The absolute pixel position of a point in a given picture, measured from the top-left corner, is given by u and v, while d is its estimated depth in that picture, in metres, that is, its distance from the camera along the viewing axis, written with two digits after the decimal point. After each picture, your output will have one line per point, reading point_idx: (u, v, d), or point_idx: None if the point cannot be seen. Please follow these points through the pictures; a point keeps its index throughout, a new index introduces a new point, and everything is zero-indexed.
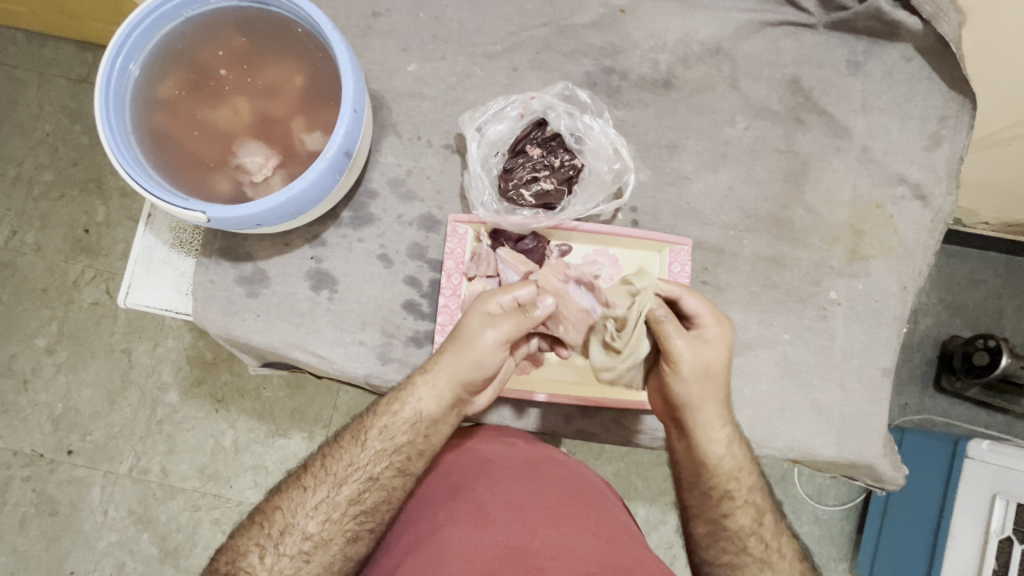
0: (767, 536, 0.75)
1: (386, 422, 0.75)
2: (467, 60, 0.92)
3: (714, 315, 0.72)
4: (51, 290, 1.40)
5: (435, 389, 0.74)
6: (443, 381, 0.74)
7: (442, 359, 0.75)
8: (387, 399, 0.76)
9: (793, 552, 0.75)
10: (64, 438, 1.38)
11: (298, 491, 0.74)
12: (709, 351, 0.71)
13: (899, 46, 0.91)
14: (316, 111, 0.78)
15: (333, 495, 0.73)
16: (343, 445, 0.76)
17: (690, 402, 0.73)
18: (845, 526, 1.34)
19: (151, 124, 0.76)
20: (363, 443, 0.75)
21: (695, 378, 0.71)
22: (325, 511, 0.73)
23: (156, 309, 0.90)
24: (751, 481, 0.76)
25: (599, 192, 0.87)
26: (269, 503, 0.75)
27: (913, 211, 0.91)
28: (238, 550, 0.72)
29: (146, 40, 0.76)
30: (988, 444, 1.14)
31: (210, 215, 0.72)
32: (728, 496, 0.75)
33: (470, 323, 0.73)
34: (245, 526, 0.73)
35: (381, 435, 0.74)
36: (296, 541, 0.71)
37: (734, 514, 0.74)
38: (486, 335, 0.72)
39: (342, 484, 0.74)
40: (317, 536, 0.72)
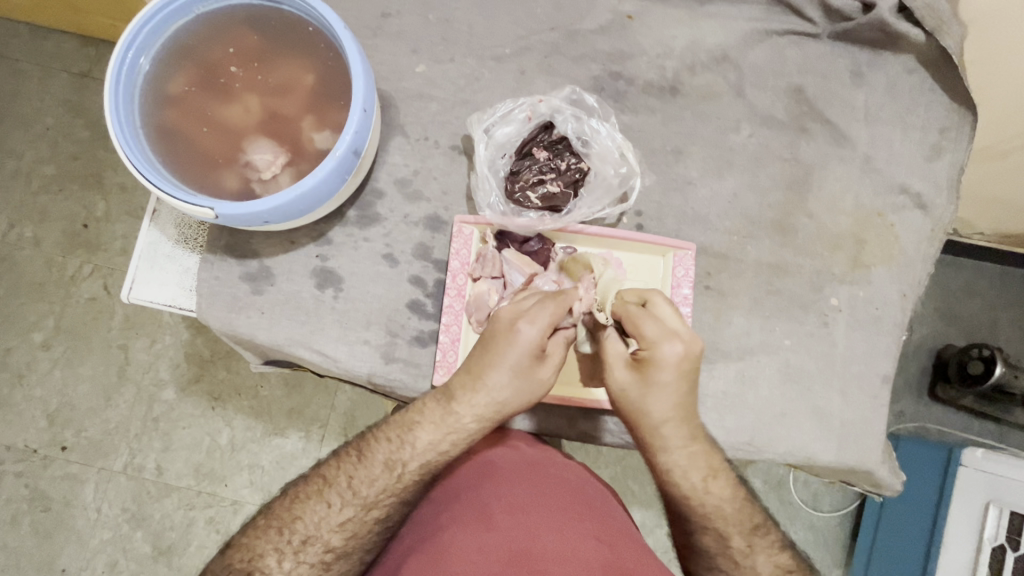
0: (739, 555, 0.73)
1: (429, 458, 0.75)
2: (475, 63, 0.93)
3: (664, 335, 0.69)
4: (49, 285, 1.40)
5: (486, 427, 0.75)
6: (492, 415, 0.74)
7: (495, 399, 0.73)
8: (429, 432, 0.75)
9: (770, 571, 0.72)
10: (59, 433, 1.37)
11: (321, 505, 0.74)
12: (647, 383, 0.70)
13: (902, 57, 0.93)
14: (325, 110, 0.78)
15: (361, 515, 0.74)
16: (373, 468, 0.75)
17: (640, 426, 0.73)
18: (838, 532, 1.35)
19: (161, 119, 0.76)
20: (398, 473, 0.75)
21: (633, 404, 0.71)
22: (351, 528, 0.74)
23: (159, 304, 0.90)
24: (709, 505, 0.74)
25: (605, 196, 0.88)
26: (286, 509, 0.74)
27: (914, 221, 0.92)
28: (254, 550, 0.71)
29: (157, 35, 0.76)
30: (983, 452, 1.16)
31: (219, 211, 0.72)
32: (686, 517, 0.74)
33: (525, 371, 0.72)
34: (261, 528, 0.72)
35: (421, 467, 0.76)
36: (317, 552, 0.72)
37: (697, 533, 0.74)
38: (546, 380, 0.73)
39: (372, 506, 0.74)
40: (340, 549, 0.73)
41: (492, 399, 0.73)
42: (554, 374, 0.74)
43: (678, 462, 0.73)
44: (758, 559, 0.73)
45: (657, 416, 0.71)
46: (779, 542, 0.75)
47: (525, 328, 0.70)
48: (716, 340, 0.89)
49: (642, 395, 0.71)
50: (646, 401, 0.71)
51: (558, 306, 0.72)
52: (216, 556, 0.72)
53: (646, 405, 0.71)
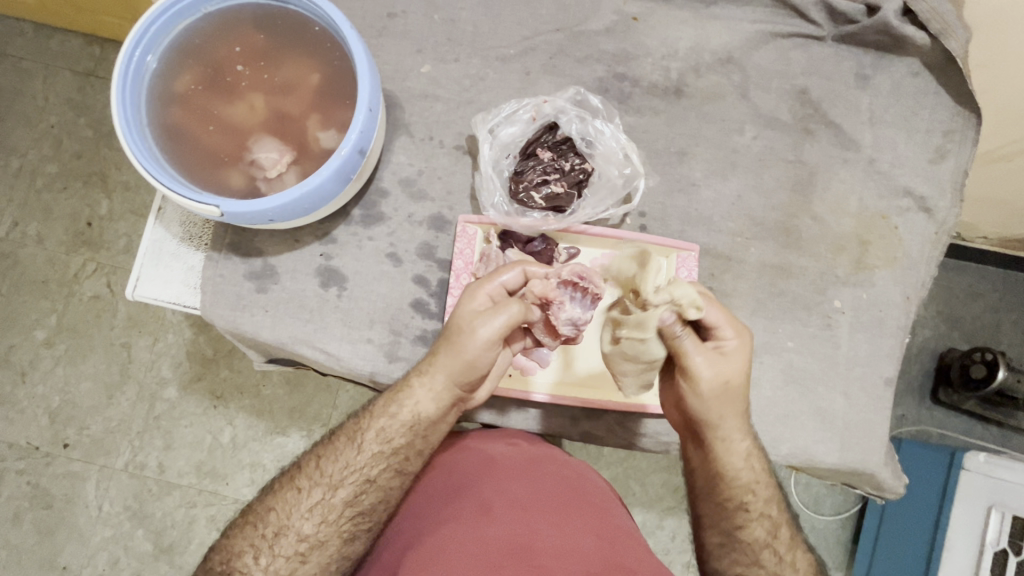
0: (783, 548, 0.76)
1: (383, 424, 0.74)
2: (480, 63, 0.93)
3: (733, 326, 0.70)
4: (52, 283, 1.40)
5: (432, 391, 0.73)
6: (436, 376, 0.73)
7: (438, 358, 0.73)
8: (381, 401, 0.75)
9: (806, 564, 0.76)
10: (60, 431, 1.37)
11: (291, 492, 0.74)
12: (728, 367, 0.69)
13: (906, 59, 0.93)
14: (331, 110, 0.78)
15: (328, 497, 0.73)
16: (336, 446, 0.75)
17: (719, 414, 0.72)
18: (839, 534, 1.35)
19: (166, 117, 0.76)
20: (357, 446, 0.74)
21: (715, 395, 0.70)
22: (320, 514, 0.73)
23: (163, 302, 0.90)
24: (766, 494, 0.76)
25: (609, 197, 0.88)
26: (262, 503, 0.75)
27: (918, 223, 0.92)
28: (232, 550, 0.72)
29: (163, 34, 0.76)
30: (985, 456, 1.15)
31: (224, 209, 0.72)
32: (742, 509, 0.75)
33: (460, 320, 0.71)
34: (239, 526, 0.74)
35: (378, 437, 0.74)
36: (292, 543, 0.72)
37: (751, 526, 0.75)
38: (477, 334, 0.69)
39: (337, 487, 0.74)
40: (313, 537, 0.72)
41: (434, 359, 0.73)
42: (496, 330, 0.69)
43: (746, 446, 0.75)
44: (796, 551, 0.76)
45: (737, 404, 0.72)
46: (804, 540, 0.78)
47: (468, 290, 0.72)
48: None
49: (728, 380, 0.70)
50: (728, 391, 0.71)
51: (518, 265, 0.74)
52: (202, 560, 0.75)
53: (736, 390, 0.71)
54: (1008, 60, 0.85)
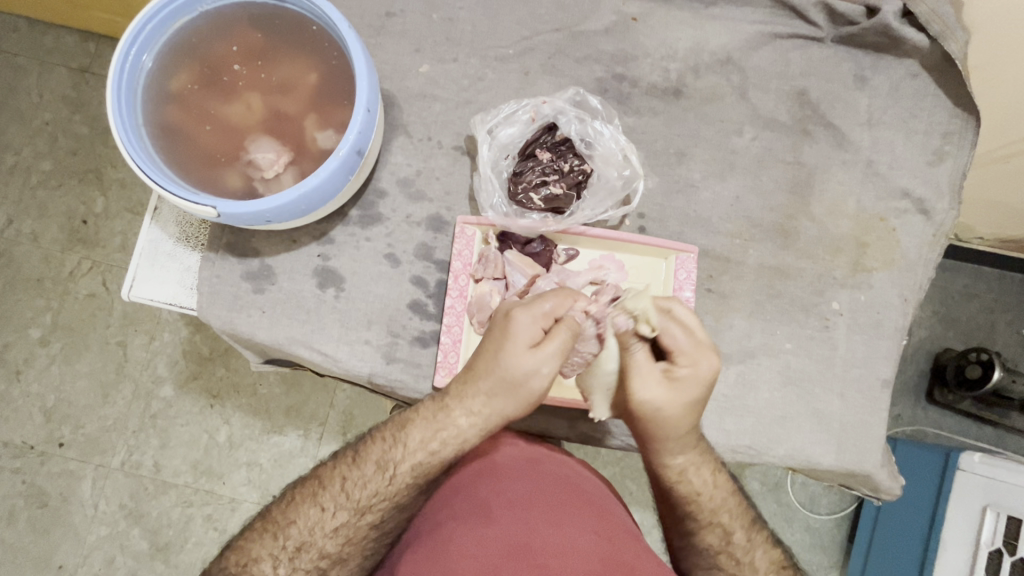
0: (740, 551, 0.74)
1: (421, 459, 0.74)
2: (479, 63, 0.93)
3: (692, 355, 0.69)
4: (47, 281, 1.39)
5: (479, 428, 0.74)
6: (481, 411, 0.73)
7: (486, 395, 0.73)
8: (421, 433, 0.75)
9: (769, 565, 0.74)
10: (56, 430, 1.36)
11: (315, 509, 0.73)
12: (664, 394, 0.69)
13: (905, 62, 0.93)
14: (329, 110, 0.78)
15: (356, 520, 0.73)
16: (366, 470, 0.75)
17: (655, 433, 0.72)
18: (835, 534, 1.35)
19: (162, 117, 0.76)
20: (391, 475, 0.74)
21: (652, 415, 0.70)
22: (347, 533, 0.73)
23: (159, 302, 0.89)
24: (715, 502, 0.75)
25: (608, 198, 0.88)
26: (281, 514, 0.73)
27: (916, 225, 0.92)
28: (247, 558, 0.70)
29: (160, 32, 0.76)
30: (980, 456, 1.16)
31: (220, 210, 0.72)
32: (690, 515, 0.75)
33: (520, 363, 0.70)
34: (255, 534, 0.72)
35: (414, 470, 0.75)
36: (311, 558, 0.72)
37: (702, 531, 0.75)
38: (541, 375, 0.70)
39: (366, 511, 0.74)
40: (336, 555, 0.73)
41: (483, 395, 0.73)
42: (550, 376, 0.71)
43: (686, 463, 0.74)
44: (755, 553, 0.74)
45: (681, 426, 0.71)
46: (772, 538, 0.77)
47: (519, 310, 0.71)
48: (717, 343, 0.89)
49: (663, 403, 0.69)
50: (669, 414, 0.70)
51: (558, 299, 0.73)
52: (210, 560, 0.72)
53: (671, 419, 0.70)
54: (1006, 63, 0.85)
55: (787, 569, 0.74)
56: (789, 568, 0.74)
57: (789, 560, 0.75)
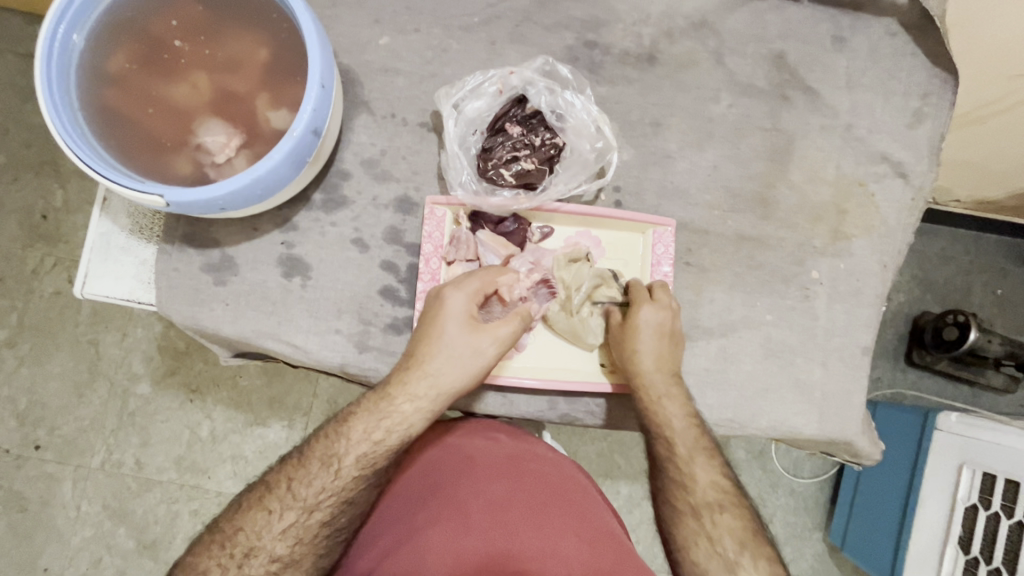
0: (713, 512, 0.74)
1: (365, 449, 0.72)
2: (442, 33, 0.88)
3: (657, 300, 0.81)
4: (8, 280, 1.33)
5: (427, 411, 0.74)
6: (429, 394, 0.74)
7: (431, 371, 0.74)
8: (364, 423, 0.73)
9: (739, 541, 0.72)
10: (30, 432, 1.32)
11: (262, 513, 0.70)
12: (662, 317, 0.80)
13: (884, 20, 0.90)
14: (281, 87, 0.73)
15: (304, 519, 0.70)
16: (311, 469, 0.72)
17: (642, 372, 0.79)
18: (818, 496, 1.40)
19: (101, 99, 0.70)
20: (335, 470, 0.72)
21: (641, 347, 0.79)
22: (295, 534, 0.70)
23: (117, 299, 0.85)
24: (709, 457, 0.77)
25: (581, 172, 0.85)
26: (229, 522, 0.70)
27: (896, 190, 0.91)
28: (196, 569, 0.67)
29: (90, 7, 0.70)
30: (956, 416, 1.16)
31: (169, 199, 0.67)
32: (673, 461, 0.78)
33: (466, 339, 0.74)
34: (203, 545, 0.68)
35: (358, 462, 0.72)
36: (262, 564, 0.68)
37: (683, 483, 0.76)
38: (488, 352, 0.74)
39: (313, 509, 0.70)
40: (286, 558, 0.69)
41: (431, 378, 0.74)
42: (496, 347, 0.75)
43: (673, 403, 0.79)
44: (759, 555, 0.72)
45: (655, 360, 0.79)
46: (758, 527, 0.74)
47: (451, 296, 0.75)
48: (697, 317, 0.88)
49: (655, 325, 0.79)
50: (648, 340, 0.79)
51: (486, 276, 0.77)
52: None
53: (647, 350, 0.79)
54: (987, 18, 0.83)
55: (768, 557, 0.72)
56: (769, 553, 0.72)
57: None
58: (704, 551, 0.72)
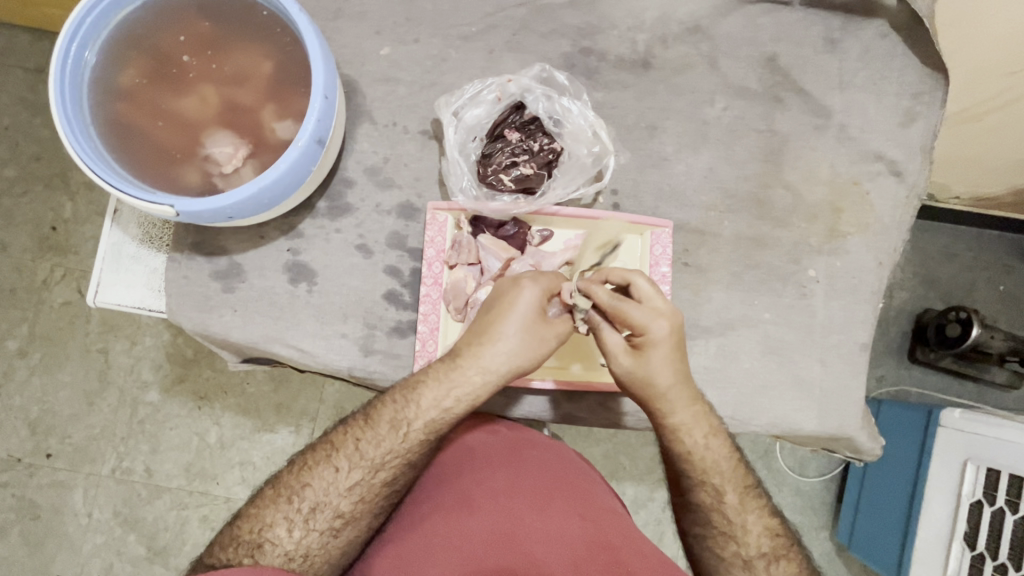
0: (732, 511, 0.76)
1: (434, 416, 0.72)
2: (441, 43, 0.90)
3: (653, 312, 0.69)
4: (20, 291, 1.35)
5: (497, 386, 0.73)
6: (501, 369, 0.72)
7: (506, 351, 0.71)
8: (434, 392, 0.72)
9: (761, 529, 0.75)
10: (42, 441, 1.34)
11: (329, 470, 0.72)
12: (650, 360, 0.71)
13: (874, 22, 0.92)
14: (286, 98, 0.75)
15: (368, 478, 0.73)
16: (379, 431, 0.73)
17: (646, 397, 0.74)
18: (824, 495, 1.41)
19: (112, 114, 0.73)
20: (404, 434, 0.73)
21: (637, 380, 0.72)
22: (359, 492, 0.72)
23: (127, 308, 0.87)
24: (726, 466, 0.76)
25: (579, 176, 0.86)
26: (295, 477, 0.73)
27: (890, 188, 0.92)
28: (262, 522, 0.70)
29: (102, 25, 0.72)
30: (960, 411, 1.16)
31: (179, 209, 0.69)
32: (688, 473, 0.76)
33: (540, 327, 0.72)
34: (267, 500, 0.72)
35: (426, 429, 0.73)
36: (327, 518, 0.71)
37: (696, 489, 0.76)
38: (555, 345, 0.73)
39: (378, 469, 0.73)
40: (349, 514, 0.72)
41: (499, 353, 0.71)
42: (559, 340, 0.73)
43: (683, 419, 0.74)
44: (749, 518, 0.76)
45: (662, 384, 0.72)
46: (768, 508, 0.78)
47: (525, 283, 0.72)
48: (696, 316, 0.89)
49: (653, 373, 0.71)
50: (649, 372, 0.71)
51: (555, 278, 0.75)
52: (224, 529, 0.72)
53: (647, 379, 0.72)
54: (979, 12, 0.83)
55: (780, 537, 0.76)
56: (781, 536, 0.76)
57: (783, 530, 0.77)
58: (732, 554, 0.75)
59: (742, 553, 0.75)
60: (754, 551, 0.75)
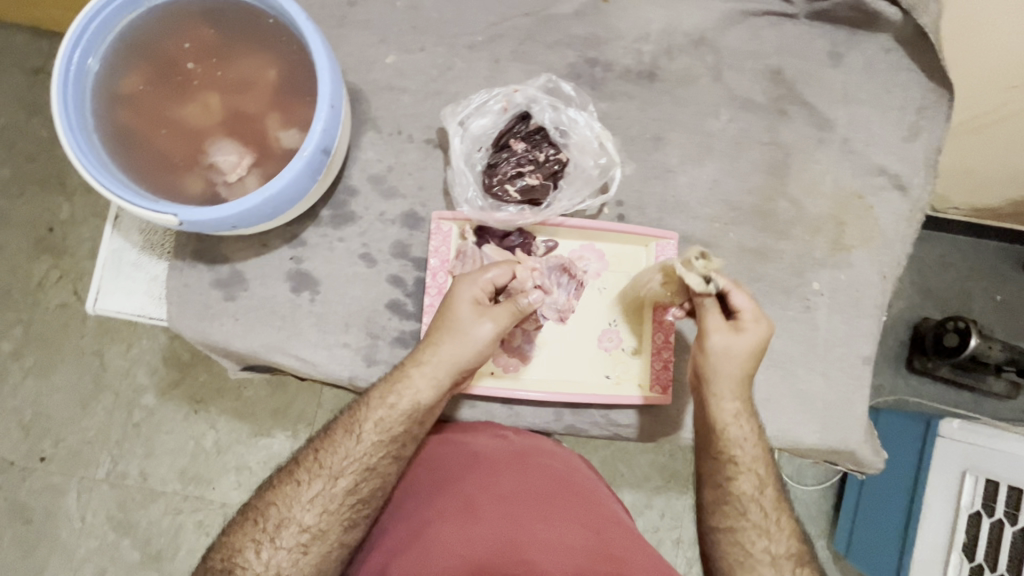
0: (768, 507, 0.76)
1: (381, 414, 0.75)
2: (447, 52, 0.90)
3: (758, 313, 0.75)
4: (15, 293, 1.34)
5: (434, 381, 0.75)
6: (439, 368, 0.75)
7: (437, 348, 0.76)
8: (379, 392, 0.75)
9: (790, 529, 0.76)
10: (35, 445, 1.33)
11: (291, 485, 0.73)
12: (742, 343, 0.74)
13: (879, 36, 0.92)
14: (292, 107, 0.74)
15: (329, 488, 0.73)
16: (335, 438, 0.75)
17: (718, 373, 0.76)
18: (821, 504, 1.39)
19: (115, 121, 0.72)
20: (357, 436, 0.74)
21: (722, 354, 0.74)
22: (322, 503, 0.72)
23: (126, 314, 0.86)
24: (770, 467, 0.77)
25: (584, 187, 0.86)
26: (261, 498, 0.73)
27: (893, 202, 0.92)
28: (232, 547, 0.70)
29: (105, 31, 0.72)
30: (959, 423, 1.17)
31: (183, 218, 0.68)
32: (731, 460, 0.76)
33: (468, 318, 0.75)
34: (238, 524, 0.72)
35: (376, 426, 0.74)
36: (293, 534, 0.71)
37: (738, 479, 0.76)
38: (485, 330, 0.75)
39: (338, 476, 0.73)
40: (315, 528, 0.71)
41: (437, 350, 0.76)
42: (496, 327, 0.75)
43: (737, 406, 0.76)
44: (782, 515, 0.76)
45: (739, 369, 0.75)
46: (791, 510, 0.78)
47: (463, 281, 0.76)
48: None
49: (736, 353, 0.74)
50: (734, 354, 0.74)
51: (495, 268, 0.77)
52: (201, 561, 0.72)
53: (730, 359, 0.74)
54: (996, 19, 0.83)
55: (802, 538, 0.76)
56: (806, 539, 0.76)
57: (805, 532, 0.77)
58: (761, 548, 0.74)
59: (772, 549, 0.74)
60: (782, 549, 0.74)
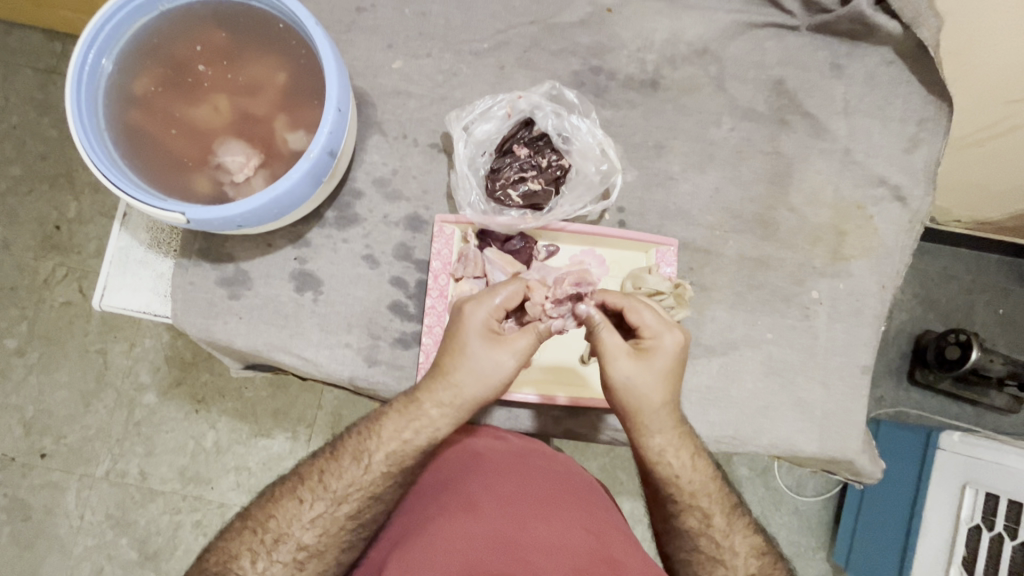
0: (720, 535, 0.75)
1: (394, 447, 0.73)
2: (453, 58, 0.91)
3: (659, 327, 0.71)
4: (21, 290, 1.35)
5: (452, 418, 0.73)
6: (456, 403, 0.72)
7: (455, 383, 0.72)
8: (394, 423, 0.73)
9: (749, 551, 0.75)
10: (36, 441, 1.34)
11: (293, 502, 0.73)
12: (650, 368, 0.70)
13: (880, 49, 0.93)
14: (299, 110, 0.76)
15: (331, 510, 0.72)
16: (343, 462, 0.74)
17: (637, 410, 0.72)
18: (821, 515, 1.38)
19: (126, 121, 0.73)
20: (366, 464, 0.73)
21: (626, 391, 0.71)
22: (322, 524, 0.72)
23: (132, 311, 0.87)
24: (714, 492, 0.76)
25: (586, 193, 0.87)
26: (260, 510, 0.73)
27: (893, 213, 0.93)
28: (227, 553, 0.70)
29: (119, 33, 0.73)
30: (960, 435, 1.17)
31: (189, 216, 0.70)
32: (681, 492, 0.75)
33: (483, 353, 0.70)
34: (235, 531, 0.72)
35: (387, 458, 0.73)
36: (290, 550, 0.71)
37: (682, 514, 0.75)
38: (507, 364, 0.71)
39: (342, 501, 0.73)
40: (313, 547, 0.71)
41: (454, 388, 0.72)
42: (517, 358, 0.71)
43: (663, 442, 0.73)
44: (736, 539, 0.75)
45: (655, 401, 0.71)
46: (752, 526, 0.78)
47: (471, 306, 0.71)
48: (699, 335, 0.90)
49: (648, 384, 0.70)
50: (641, 389, 0.70)
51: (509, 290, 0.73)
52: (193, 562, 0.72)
53: (645, 390, 0.70)
54: (985, 38, 0.83)
55: (770, 558, 0.76)
56: (769, 556, 0.75)
57: (769, 548, 0.76)
58: None
59: None
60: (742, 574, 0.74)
